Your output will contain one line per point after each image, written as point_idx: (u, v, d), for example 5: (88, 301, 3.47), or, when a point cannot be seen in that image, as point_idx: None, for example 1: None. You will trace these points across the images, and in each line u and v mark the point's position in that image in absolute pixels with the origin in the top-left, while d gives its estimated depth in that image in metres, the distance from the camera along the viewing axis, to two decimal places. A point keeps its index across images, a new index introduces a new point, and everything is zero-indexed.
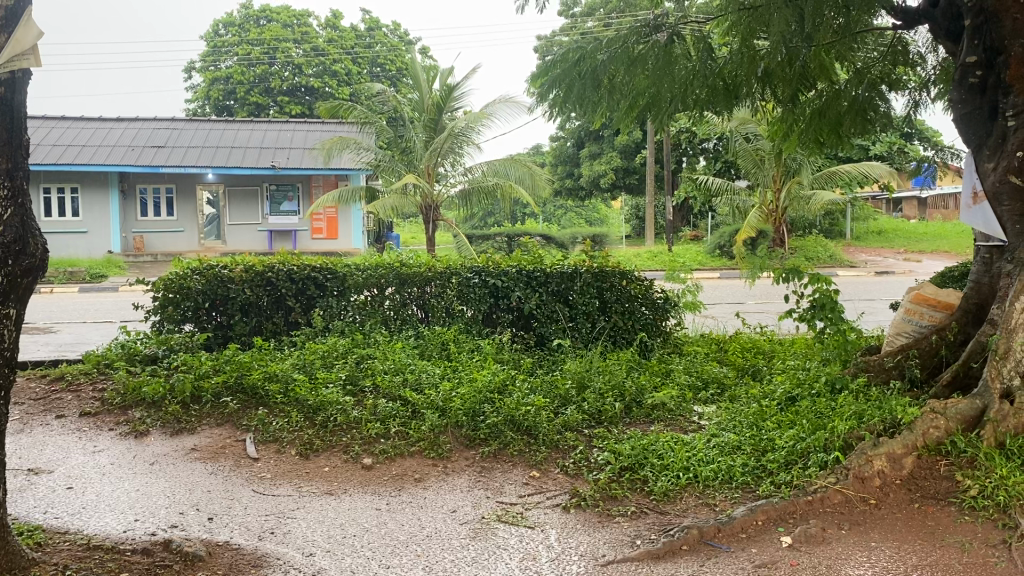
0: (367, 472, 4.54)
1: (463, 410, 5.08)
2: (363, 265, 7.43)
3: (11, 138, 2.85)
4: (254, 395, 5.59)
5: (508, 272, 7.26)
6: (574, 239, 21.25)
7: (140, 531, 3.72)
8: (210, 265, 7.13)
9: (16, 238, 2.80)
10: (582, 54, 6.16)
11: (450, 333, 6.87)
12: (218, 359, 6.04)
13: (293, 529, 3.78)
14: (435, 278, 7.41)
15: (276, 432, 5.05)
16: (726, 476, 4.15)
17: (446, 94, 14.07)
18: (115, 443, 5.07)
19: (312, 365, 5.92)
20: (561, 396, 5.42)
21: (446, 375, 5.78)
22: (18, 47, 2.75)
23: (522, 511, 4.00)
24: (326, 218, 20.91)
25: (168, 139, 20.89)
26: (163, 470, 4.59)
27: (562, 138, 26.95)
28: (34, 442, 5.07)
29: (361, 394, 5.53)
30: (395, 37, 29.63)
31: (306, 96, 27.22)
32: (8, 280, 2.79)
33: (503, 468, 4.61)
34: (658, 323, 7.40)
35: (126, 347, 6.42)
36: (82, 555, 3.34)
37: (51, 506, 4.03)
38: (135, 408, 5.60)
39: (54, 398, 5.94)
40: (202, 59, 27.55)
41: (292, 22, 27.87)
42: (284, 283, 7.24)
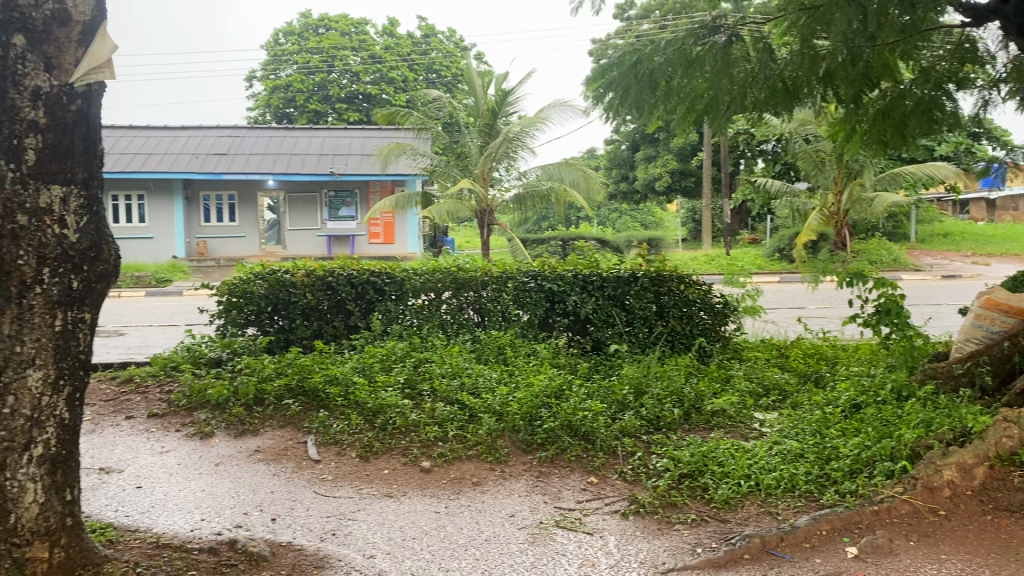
0: (426, 475, 4.58)
1: (520, 414, 5.08)
2: (420, 270, 7.49)
3: (87, 149, 2.93)
4: (314, 397, 5.67)
5: (564, 277, 7.25)
6: (630, 242, 21.09)
7: (206, 530, 3.81)
8: (273, 270, 7.25)
9: (90, 244, 2.89)
10: (642, 55, 6.25)
11: (507, 337, 6.89)
12: (281, 362, 6.15)
13: (354, 531, 3.83)
14: (492, 282, 7.44)
15: (337, 435, 5.12)
16: (788, 485, 4.08)
17: (500, 100, 14.20)
18: (182, 444, 5.19)
19: (371, 369, 5.99)
20: (618, 401, 5.39)
21: (503, 379, 5.80)
22: (94, 61, 2.84)
23: (580, 518, 3.97)
24: (383, 223, 21.21)
25: (230, 147, 21.37)
26: (227, 471, 4.70)
27: (617, 141, 26.82)
28: (105, 443, 5.22)
29: (419, 398, 5.57)
30: (450, 43, 29.82)
31: (364, 103, 27.56)
32: (79, 286, 2.87)
33: (560, 474, 4.59)
34: (717, 328, 7.33)
35: (191, 350, 6.58)
36: (152, 552, 3.44)
37: (121, 504, 4.15)
38: (200, 410, 5.73)
39: (123, 399, 6.12)
40: (263, 67, 28.13)
41: (349, 31, 28.32)
42: (345, 287, 7.34)
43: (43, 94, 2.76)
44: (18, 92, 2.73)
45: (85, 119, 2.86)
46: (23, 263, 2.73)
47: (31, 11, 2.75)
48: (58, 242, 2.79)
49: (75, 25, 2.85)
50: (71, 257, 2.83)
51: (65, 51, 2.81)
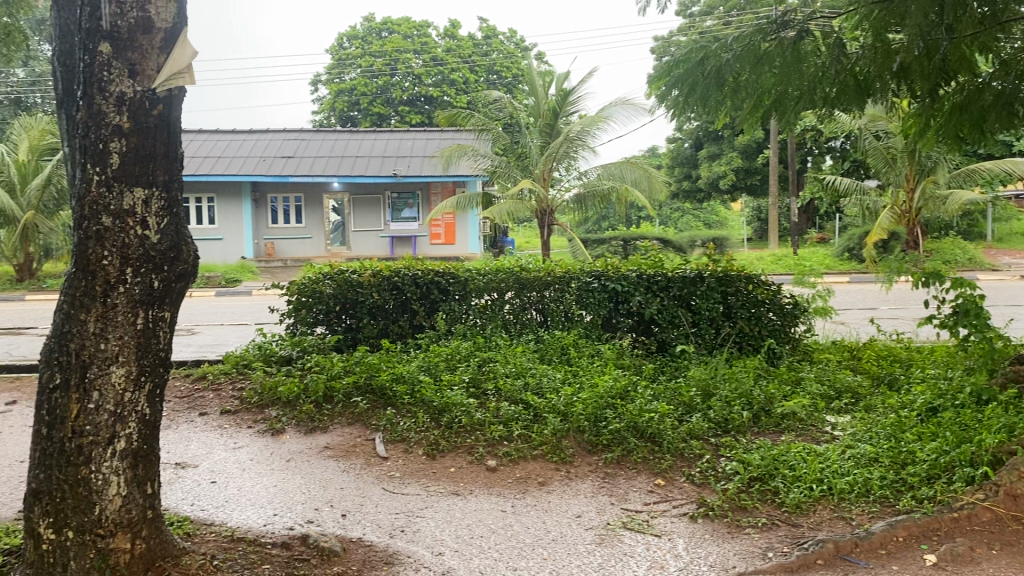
0: (492, 474, 4.60)
1: (585, 414, 5.06)
2: (483, 270, 7.54)
3: (168, 153, 3.00)
4: (382, 395, 5.75)
5: (628, 277, 7.21)
6: (693, 242, 20.85)
7: (279, 525, 3.89)
8: (341, 270, 7.36)
9: (170, 245, 2.97)
10: (708, 54, 6.26)
11: (570, 337, 6.88)
12: (348, 361, 6.24)
13: (422, 528, 3.87)
14: (555, 283, 7.43)
15: (403, 432, 5.18)
16: (863, 489, 3.98)
17: (562, 100, 14.14)
18: (254, 440, 5.32)
19: (436, 368, 6.05)
20: (685, 403, 5.33)
21: (567, 379, 5.80)
22: (174, 66, 2.90)
23: (648, 520, 3.94)
24: (444, 224, 21.39)
25: (296, 150, 21.80)
26: (298, 467, 4.79)
27: (679, 140, 26.55)
28: (180, 438, 5.38)
29: (483, 397, 5.59)
30: (511, 44, 29.89)
31: (425, 105, 28.05)
32: (159, 286, 2.95)
33: (627, 476, 4.55)
34: (787, 329, 7.19)
35: (262, 348, 6.74)
36: (228, 545, 3.53)
37: (197, 498, 4.27)
38: (271, 406, 5.86)
39: (197, 396, 6.29)
40: (327, 71, 28.62)
41: (412, 33, 28.60)
42: (410, 287, 7.41)
43: (127, 100, 2.85)
44: (105, 98, 2.84)
45: (166, 124, 2.94)
46: (108, 263, 2.84)
47: (116, 20, 2.84)
48: (140, 243, 2.88)
49: (157, 32, 2.91)
50: (152, 257, 2.91)
51: (148, 57, 2.88)
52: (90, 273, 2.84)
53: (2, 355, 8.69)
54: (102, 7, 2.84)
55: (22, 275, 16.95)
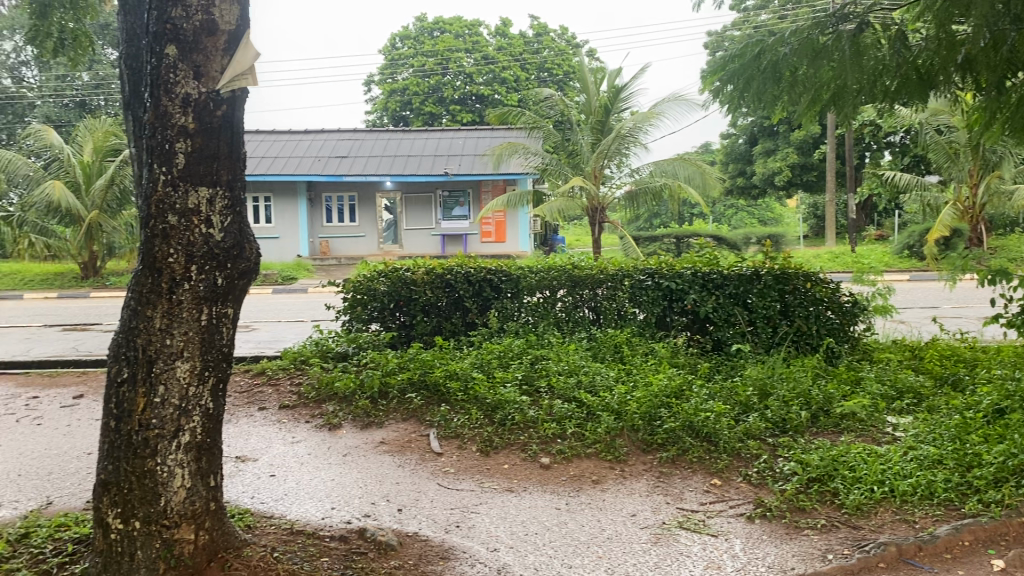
0: (545, 472, 4.60)
1: (639, 413, 5.04)
2: (536, 268, 7.54)
3: (231, 153, 3.06)
4: (436, 391, 5.80)
5: (683, 275, 7.15)
6: (747, 239, 20.58)
7: (337, 518, 3.95)
8: (395, 268, 7.42)
9: (234, 243, 3.03)
10: (764, 48, 6.19)
11: (623, 335, 6.86)
12: (403, 358, 6.31)
13: (477, 524, 3.89)
14: (608, 281, 7.41)
15: (457, 429, 5.22)
16: (926, 491, 3.90)
17: (613, 96, 14.05)
18: (312, 435, 5.41)
19: (489, 365, 6.08)
20: (741, 403, 5.26)
21: (621, 377, 5.78)
22: (238, 68, 2.95)
23: (704, 520, 3.90)
24: (495, 222, 21.45)
25: (350, 149, 22.07)
26: (355, 461, 4.85)
27: (733, 136, 26.21)
28: (241, 432, 5.49)
29: (536, 394, 5.60)
30: (562, 41, 29.83)
31: (476, 104, 28.01)
32: (223, 283, 3.02)
33: (682, 475, 4.51)
34: (846, 328, 7.07)
35: (319, 344, 6.86)
36: (288, 538, 3.60)
37: (257, 491, 4.36)
38: (328, 402, 5.95)
39: (256, 391, 6.41)
40: (380, 71, 28.93)
41: (463, 33, 28.73)
42: (462, 284, 7.45)
43: (192, 101, 2.92)
44: (171, 99, 2.90)
45: (229, 124, 3.00)
46: (173, 260, 2.91)
47: (181, 23, 2.90)
48: (205, 241, 2.95)
49: (220, 34, 2.98)
50: (215, 255, 2.97)
51: (212, 60, 2.95)
52: (156, 270, 2.92)
53: (70, 351, 8.98)
54: (169, 10, 2.90)
55: (87, 273, 17.50)
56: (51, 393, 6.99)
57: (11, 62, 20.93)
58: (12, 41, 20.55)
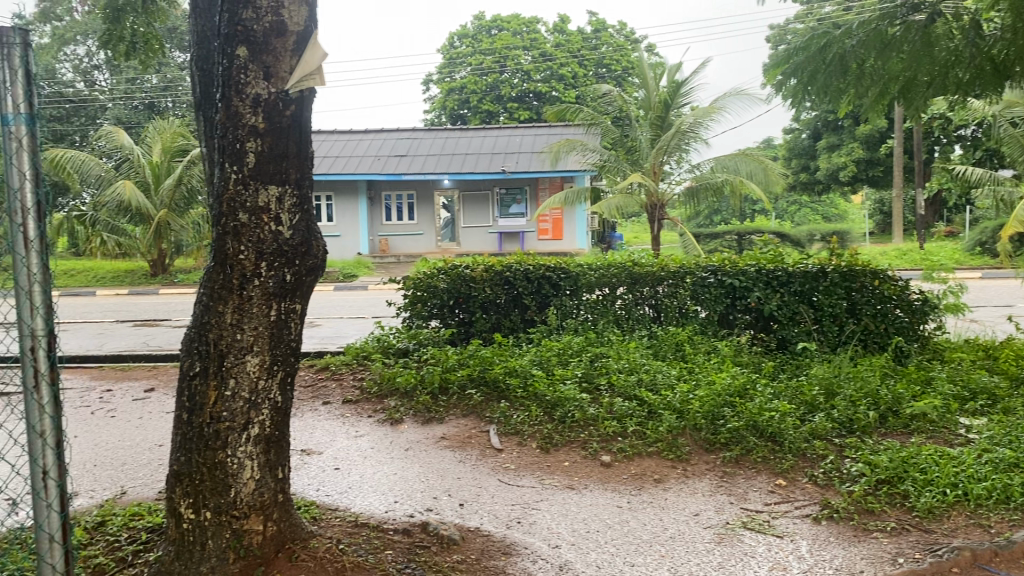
0: (606, 470, 4.58)
1: (701, 412, 5.00)
2: (595, 265, 7.52)
3: (299, 152, 3.12)
4: (495, 387, 5.83)
5: (746, 272, 7.06)
6: (811, 235, 20.18)
7: (400, 512, 4.00)
8: (455, 265, 7.47)
9: (302, 240, 3.09)
10: (830, 40, 6.04)
11: (685, 333, 6.80)
12: (462, 354, 6.37)
13: (539, 521, 3.90)
14: (669, 278, 7.35)
15: (517, 425, 5.23)
16: (1002, 496, 3.79)
17: (673, 91, 13.94)
18: (375, 429, 5.49)
19: (549, 362, 6.09)
20: (807, 403, 5.17)
21: (683, 376, 5.73)
22: (306, 68, 3.00)
23: (769, 520, 3.85)
24: (552, 219, 21.43)
25: (409, 148, 22.30)
26: (417, 456, 4.91)
27: (796, 131, 25.72)
28: (306, 426, 5.60)
29: (597, 392, 5.58)
30: (621, 37, 29.63)
31: (534, 101, 27.95)
32: (291, 279, 3.08)
33: (746, 475, 4.45)
34: (915, 327, 6.87)
35: (381, 341, 6.97)
36: (353, 530, 3.66)
37: (322, 484, 4.45)
38: (390, 397, 6.02)
39: (320, 386, 6.54)
40: (439, 70, 29.17)
41: (521, 30, 28.74)
42: (521, 282, 7.45)
43: (262, 101, 2.98)
44: (242, 99, 2.97)
45: (298, 124, 3.05)
46: (244, 257, 2.98)
47: (252, 24, 2.96)
48: (274, 238, 3.01)
49: (290, 35, 3.03)
50: (284, 252, 3.04)
51: (281, 60, 3.00)
52: (227, 267, 2.99)
53: (141, 345, 9.27)
54: (240, 12, 2.97)
55: (156, 270, 18.14)
56: (124, 386, 7.23)
57: (84, 66, 21.64)
58: (85, 46, 21.24)
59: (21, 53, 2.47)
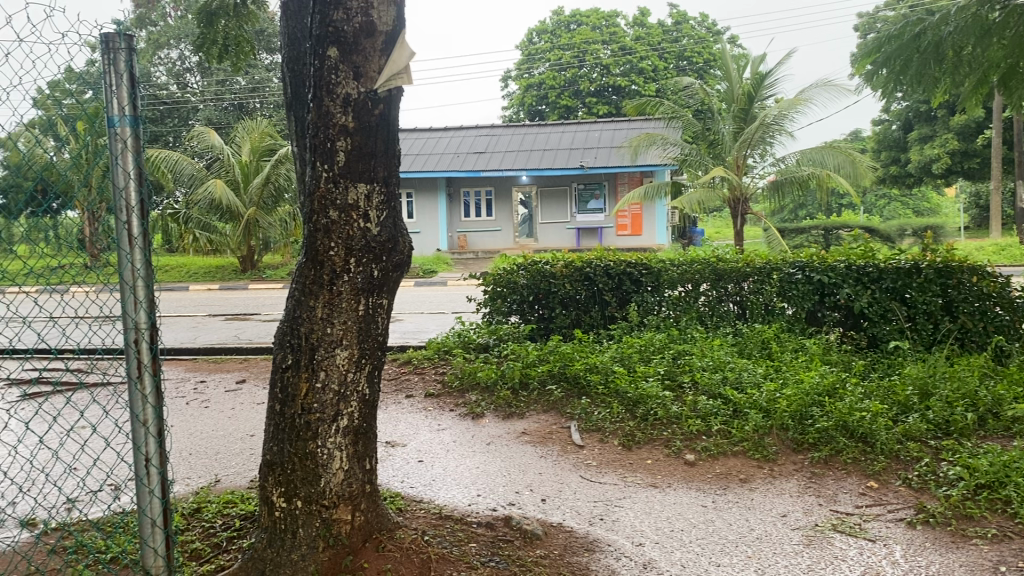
0: (690, 468, 4.53)
1: (789, 412, 4.89)
2: (677, 261, 7.45)
3: (387, 150, 3.17)
4: (576, 384, 5.82)
5: (836, 268, 6.88)
6: (902, 230, 19.47)
7: (483, 505, 4.05)
8: (535, 261, 7.48)
9: (389, 237, 3.15)
10: (925, 27, 5.84)
11: (771, 331, 6.66)
12: (543, 350, 6.41)
13: (622, 518, 3.88)
14: (754, 274, 7.22)
15: (598, 422, 5.21)
16: None
17: (756, 83, 13.67)
18: (456, 423, 5.55)
19: (630, 359, 6.05)
20: (900, 403, 5.00)
21: (769, 375, 5.61)
22: (394, 67, 3.04)
23: (860, 523, 3.74)
24: (631, 215, 21.26)
25: (488, 145, 22.44)
26: (498, 450, 4.95)
27: (886, 122, 24.87)
28: (390, 418, 5.71)
29: (680, 389, 5.52)
30: (702, 29, 29.17)
31: (613, 95, 27.77)
32: (379, 275, 3.14)
33: (836, 476, 4.34)
34: (1017, 325, 6.53)
35: (461, 336, 7.05)
36: (437, 522, 3.71)
37: (406, 476, 4.53)
38: (471, 391, 6.09)
39: (403, 379, 6.66)
40: (517, 67, 29.28)
41: (600, 24, 28.55)
42: (602, 278, 7.40)
43: (353, 101, 3.04)
44: (332, 99, 3.03)
45: (385, 123, 3.10)
46: (334, 254, 3.05)
47: (343, 25, 3.02)
48: (363, 235, 3.07)
49: (379, 36, 3.09)
50: (373, 248, 3.10)
51: (370, 60, 3.06)
52: (318, 263, 3.07)
53: (232, 338, 9.59)
54: (331, 14, 3.03)
55: (246, 266, 18.72)
56: (216, 378, 7.50)
57: (177, 70, 22.20)
58: (178, 49, 22.05)
59: (127, 57, 2.57)
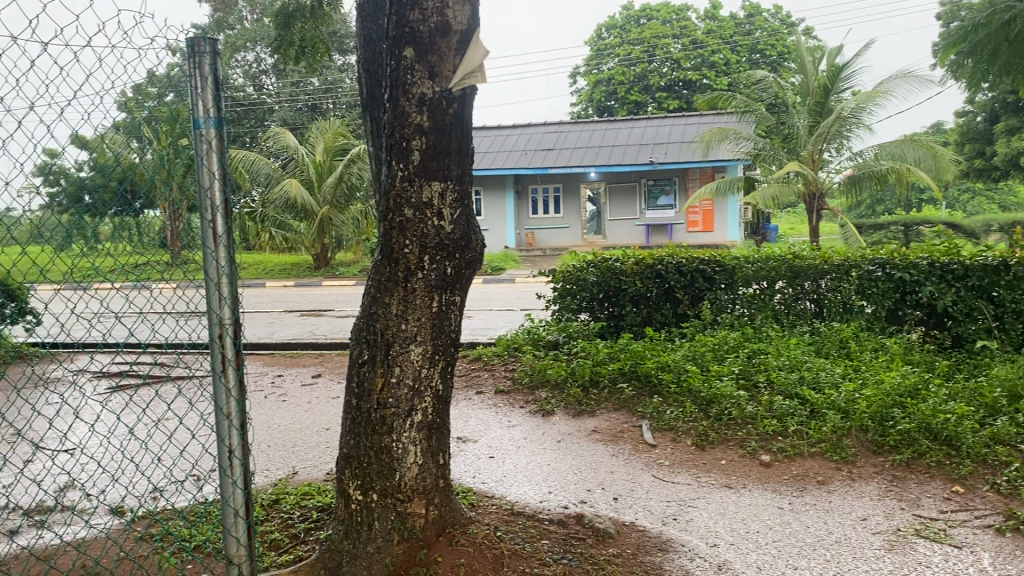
0: (766, 469, 4.45)
1: (869, 413, 4.77)
2: (752, 258, 7.32)
3: (461, 148, 3.18)
4: (648, 382, 5.77)
5: (918, 265, 6.66)
6: (988, 227, 18.74)
7: (554, 502, 4.05)
8: (605, 258, 7.44)
9: (462, 234, 3.17)
10: (1015, 15, 5.60)
11: (849, 330, 6.49)
12: (614, 348, 6.38)
13: (695, 518, 3.84)
14: (832, 272, 7.07)
15: (671, 421, 5.16)
16: None
17: (833, 76, 13.32)
18: (527, 420, 5.57)
19: (703, 357, 5.97)
20: (988, 406, 4.82)
21: (848, 375, 5.47)
22: (468, 66, 3.04)
23: (945, 529, 3.62)
24: (703, 211, 20.97)
25: (556, 142, 22.40)
26: (569, 447, 4.95)
27: (970, 113, 23.97)
28: (461, 414, 5.77)
29: (755, 389, 5.42)
30: (776, 21, 28.57)
31: (684, 90, 27.42)
32: (452, 272, 3.16)
33: (918, 480, 4.20)
34: None
35: (531, 333, 7.06)
36: (509, 518, 3.73)
37: (478, 471, 4.57)
38: (541, 388, 6.10)
39: (474, 375, 6.72)
40: (586, 62, 29.16)
41: (671, 18, 28.25)
42: (674, 275, 7.30)
43: (428, 100, 3.07)
44: (408, 99, 3.07)
45: (460, 122, 3.11)
46: (408, 251, 3.10)
47: (419, 25, 3.05)
48: (437, 233, 3.10)
49: (454, 36, 3.11)
50: (446, 245, 3.12)
51: (446, 60, 3.08)
52: (394, 261, 3.12)
53: (307, 334, 9.82)
54: (408, 14, 3.07)
55: (320, 263, 19.21)
56: (293, 372, 7.69)
57: (254, 71, 22.89)
58: (255, 52, 22.62)
59: (211, 60, 2.64)
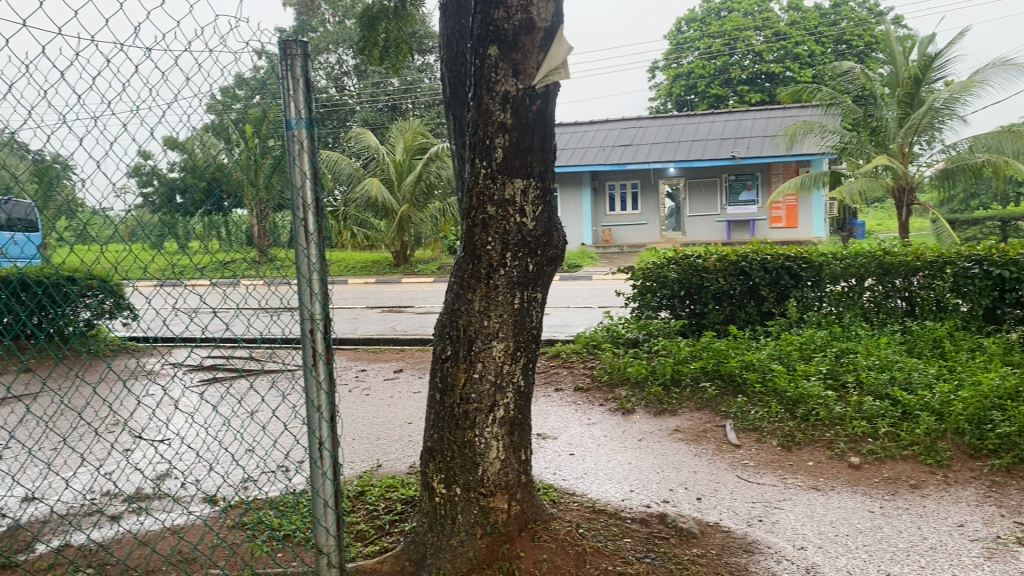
0: (855, 472, 4.33)
1: (966, 415, 4.58)
2: (841, 255, 7.15)
3: (544, 145, 3.18)
4: (732, 382, 5.67)
5: (1019, 262, 6.40)
6: None
7: (636, 501, 4.03)
8: (686, 254, 7.34)
9: (543, 231, 3.18)
10: None
11: (943, 329, 6.26)
12: (696, 346, 6.29)
13: (781, 520, 3.76)
14: (925, 268, 6.83)
15: (756, 422, 5.06)
16: None
17: (924, 66, 12.85)
18: (606, 418, 5.54)
19: (790, 356, 5.84)
20: None
21: (942, 375, 5.27)
22: (552, 62, 3.02)
23: None
24: (786, 207, 20.49)
25: (634, 137, 22.21)
26: (650, 446, 4.91)
27: None
28: (541, 410, 5.79)
29: (844, 390, 5.28)
30: (864, 10, 27.68)
31: (766, 83, 26.85)
32: (532, 269, 3.17)
33: (1019, 486, 4.03)
34: None
35: (610, 331, 7.02)
36: (591, 516, 3.72)
37: (559, 468, 4.58)
38: (621, 386, 6.07)
39: (553, 372, 6.74)
40: (665, 57, 28.86)
41: (752, 11, 27.72)
42: (758, 273, 7.14)
43: (511, 98, 3.07)
44: (491, 97, 3.08)
45: (543, 119, 3.11)
46: (490, 248, 3.13)
47: (503, 24, 3.06)
48: (519, 229, 3.11)
49: (539, 33, 3.10)
50: (527, 242, 3.14)
51: (529, 57, 3.08)
52: (476, 258, 3.15)
53: (389, 330, 10.00)
54: (492, 13, 3.08)
55: (399, 260, 19.62)
56: (376, 367, 7.85)
57: (336, 73, 23.40)
58: (337, 54, 23.11)
59: (302, 63, 2.73)
